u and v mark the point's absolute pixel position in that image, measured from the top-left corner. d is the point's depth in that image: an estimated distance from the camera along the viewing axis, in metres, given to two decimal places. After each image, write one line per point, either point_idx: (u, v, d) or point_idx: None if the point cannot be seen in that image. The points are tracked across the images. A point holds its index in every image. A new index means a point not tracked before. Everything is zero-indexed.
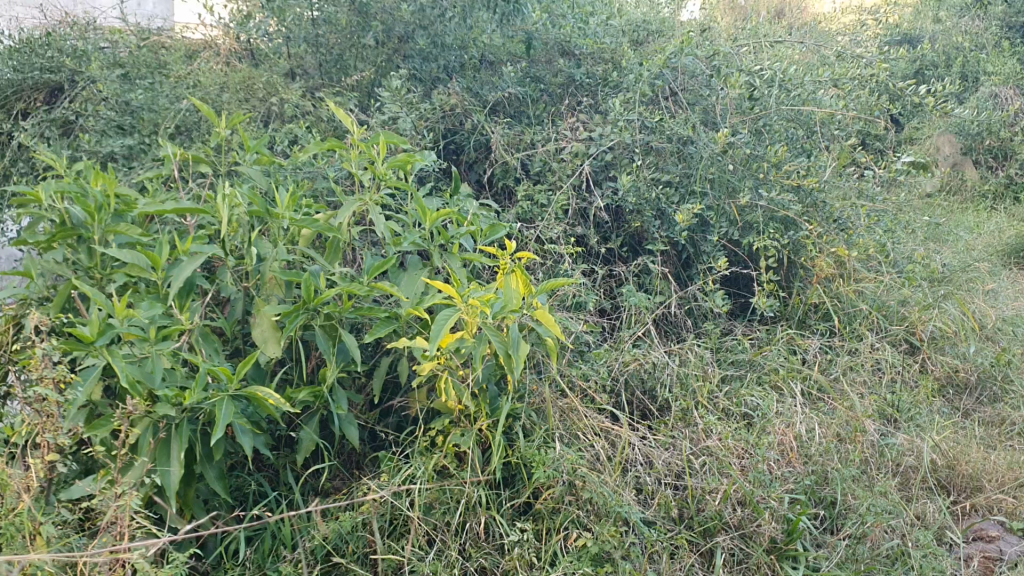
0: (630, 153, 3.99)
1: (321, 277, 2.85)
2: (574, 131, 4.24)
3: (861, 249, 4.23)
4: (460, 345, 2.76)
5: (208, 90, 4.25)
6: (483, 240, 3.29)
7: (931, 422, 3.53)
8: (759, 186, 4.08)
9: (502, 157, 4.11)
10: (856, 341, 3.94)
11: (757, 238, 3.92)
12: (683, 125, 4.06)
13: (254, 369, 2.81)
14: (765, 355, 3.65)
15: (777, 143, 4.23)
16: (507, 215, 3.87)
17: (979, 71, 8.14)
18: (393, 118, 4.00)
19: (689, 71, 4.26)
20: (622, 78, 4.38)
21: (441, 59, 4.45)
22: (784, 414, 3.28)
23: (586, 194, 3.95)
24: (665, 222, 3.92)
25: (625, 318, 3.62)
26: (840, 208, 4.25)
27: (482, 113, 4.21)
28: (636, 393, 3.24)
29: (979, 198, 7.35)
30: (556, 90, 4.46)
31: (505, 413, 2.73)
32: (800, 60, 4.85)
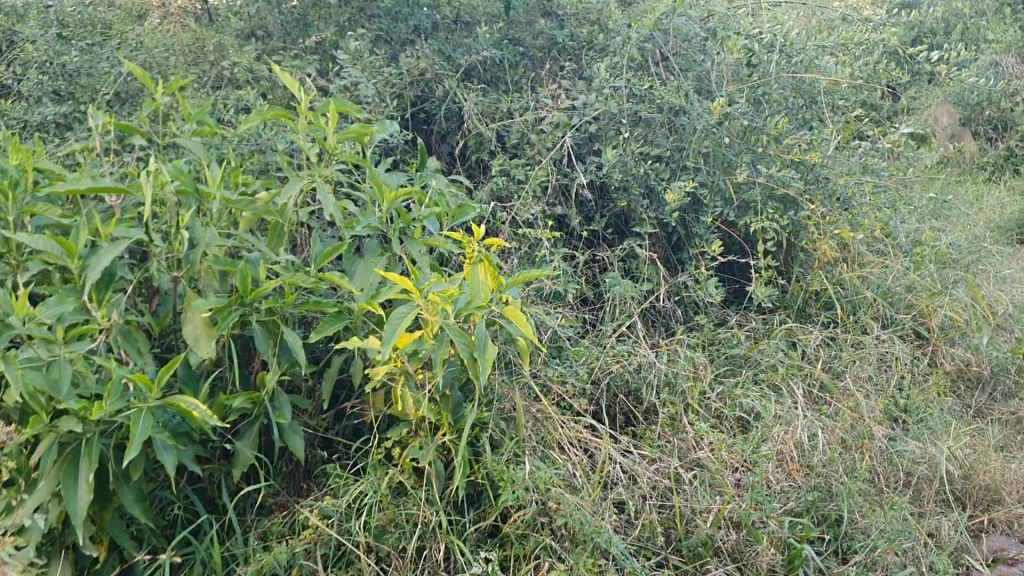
0: (616, 124, 3.65)
1: (260, 267, 2.52)
2: (556, 99, 3.87)
3: (866, 231, 3.88)
4: (419, 347, 2.43)
5: (153, 53, 3.86)
6: (450, 223, 2.94)
7: (943, 424, 3.19)
8: (758, 161, 3.73)
9: (476, 127, 3.74)
10: (860, 332, 3.60)
11: (754, 219, 3.58)
12: (675, 93, 3.70)
13: (184, 371, 2.49)
14: (763, 350, 3.32)
15: (776, 114, 3.87)
16: (481, 193, 3.51)
17: (980, 39, 7.74)
18: (354, 84, 3.65)
19: (683, 35, 3.90)
20: (609, 41, 4.01)
21: (412, 19, 4.10)
22: (784, 417, 2.95)
23: (568, 170, 3.61)
24: (654, 200, 3.56)
25: (609, 309, 3.30)
26: (844, 185, 3.91)
27: (454, 79, 3.85)
28: (620, 396, 2.90)
29: (978, 170, 6.98)
30: (537, 54, 4.08)
31: (469, 425, 2.39)
32: (800, 24, 4.49)
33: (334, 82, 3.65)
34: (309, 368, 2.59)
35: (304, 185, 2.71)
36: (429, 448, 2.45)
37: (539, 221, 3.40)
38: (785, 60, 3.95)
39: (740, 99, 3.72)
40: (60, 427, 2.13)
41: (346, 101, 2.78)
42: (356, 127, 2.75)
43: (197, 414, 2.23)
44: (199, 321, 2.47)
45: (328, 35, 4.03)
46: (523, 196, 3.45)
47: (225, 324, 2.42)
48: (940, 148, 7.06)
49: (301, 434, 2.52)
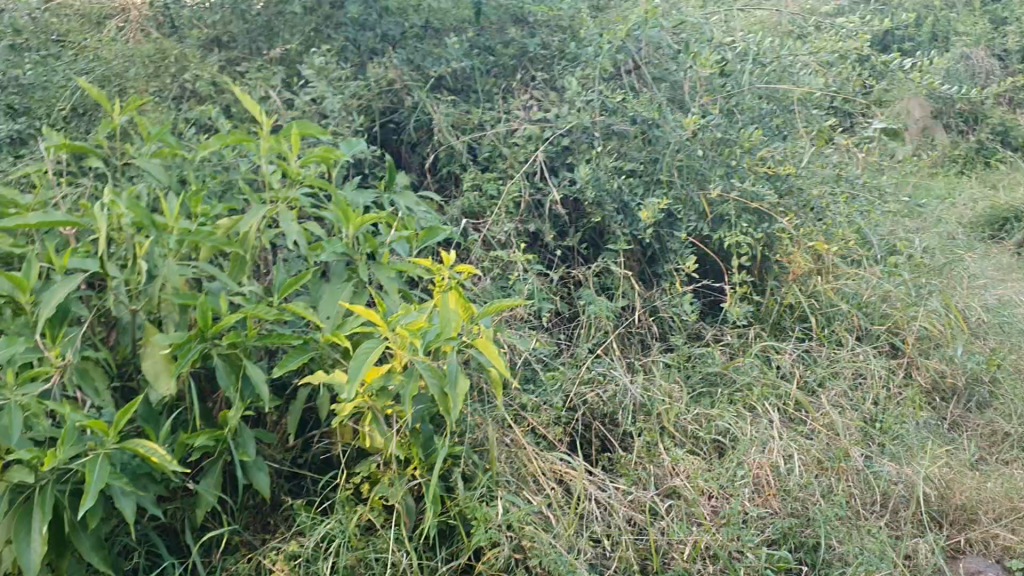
0: (589, 137, 3.60)
1: (222, 301, 2.47)
2: (527, 110, 3.81)
3: (841, 241, 3.82)
4: (387, 381, 2.38)
5: (112, 64, 3.75)
6: (419, 245, 2.88)
7: (918, 441, 3.17)
8: (731, 174, 3.69)
9: (446, 140, 3.67)
10: (835, 346, 3.58)
11: (728, 233, 3.55)
12: (647, 106, 3.66)
13: (144, 408, 2.47)
14: (738, 367, 3.26)
15: (749, 125, 3.82)
16: (451, 210, 3.45)
17: (950, 31, 7.67)
18: (319, 99, 3.58)
19: (655, 44, 3.85)
20: (580, 50, 3.95)
21: (380, 28, 4.02)
22: (760, 439, 2.90)
23: (540, 184, 3.56)
24: (628, 217, 3.54)
25: (583, 329, 3.25)
26: (818, 195, 3.87)
27: (423, 90, 3.77)
28: (595, 422, 2.84)
29: (950, 164, 6.97)
30: (508, 63, 4.01)
31: (439, 462, 2.35)
32: (773, 30, 4.44)
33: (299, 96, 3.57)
34: (274, 401, 2.55)
35: (267, 212, 2.66)
36: (399, 484, 2.40)
37: (512, 241, 3.37)
38: (757, 70, 3.95)
39: (713, 111, 3.70)
40: (11, 478, 2.10)
41: (309, 125, 2.72)
42: (320, 151, 2.70)
43: (155, 458, 2.21)
44: (159, 357, 2.42)
45: (294, 45, 3.93)
46: (495, 213, 3.40)
47: (186, 360, 2.37)
48: (912, 141, 7.04)
49: (266, 470, 2.48)
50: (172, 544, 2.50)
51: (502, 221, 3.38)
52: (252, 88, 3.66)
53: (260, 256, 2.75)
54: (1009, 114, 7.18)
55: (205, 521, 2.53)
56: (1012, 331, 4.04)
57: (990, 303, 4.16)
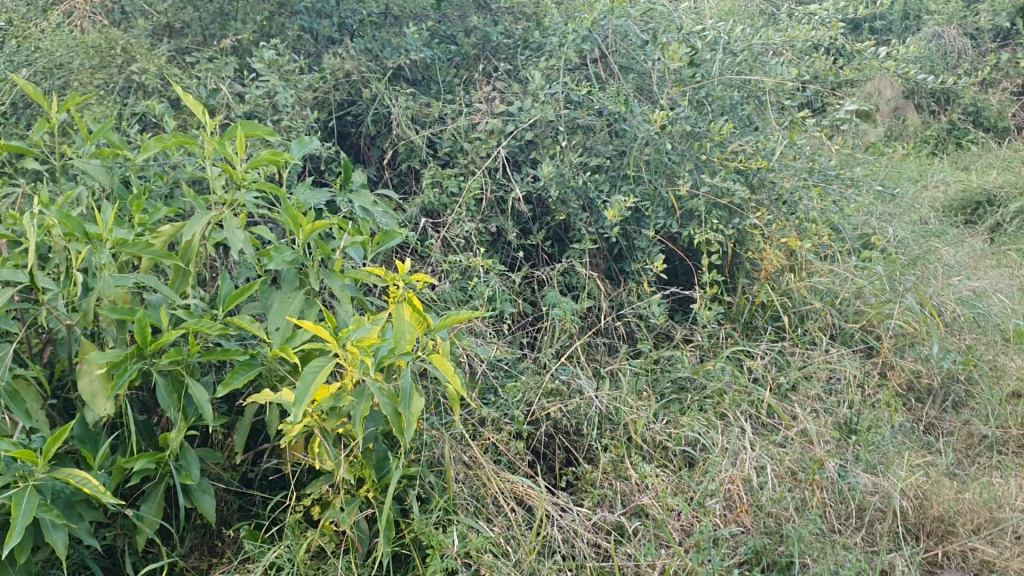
0: (554, 131, 3.48)
1: (161, 315, 2.32)
2: (490, 102, 3.68)
3: (815, 236, 3.73)
4: (338, 401, 2.25)
5: (54, 56, 3.56)
6: (374, 251, 2.74)
7: (892, 448, 3.09)
8: (701, 168, 3.58)
9: (405, 134, 3.53)
10: (808, 346, 3.51)
11: (698, 231, 3.44)
12: (614, 98, 3.54)
13: (81, 428, 2.33)
14: (709, 370, 3.19)
15: (720, 116, 3.70)
16: (411, 208, 3.32)
17: (921, 9, 7.61)
18: (270, 93, 3.41)
19: (621, 34, 3.73)
20: (545, 40, 3.81)
21: (337, 17, 3.87)
22: (731, 449, 2.82)
23: (504, 181, 3.44)
24: (594, 214, 3.43)
25: (548, 332, 3.14)
26: (790, 189, 3.76)
27: (382, 82, 3.63)
28: (559, 434, 2.75)
29: (922, 145, 6.87)
30: (471, 53, 3.87)
31: (392, 486, 2.23)
32: (743, 15, 4.31)
33: (249, 89, 3.41)
34: (220, 420, 2.41)
35: (212, 218, 2.50)
36: (351, 507, 2.28)
37: (474, 242, 3.25)
38: (728, 59, 3.79)
39: (682, 103, 3.57)
40: None
41: (255, 125, 2.57)
42: (266, 153, 2.54)
43: (87, 489, 2.07)
44: (96, 376, 2.27)
45: (246, 33, 3.75)
46: (455, 212, 3.27)
47: (122, 381, 2.23)
48: (884, 122, 6.95)
49: (211, 494, 2.35)
50: (113, 570, 2.37)
51: (463, 220, 3.26)
52: (202, 80, 3.49)
53: (205, 263, 2.60)
54: (980, 95, 7.11)
55: (149, 544, 2.40)
56: (987, 325, 3.96)
57: (965, 295, 4.08)
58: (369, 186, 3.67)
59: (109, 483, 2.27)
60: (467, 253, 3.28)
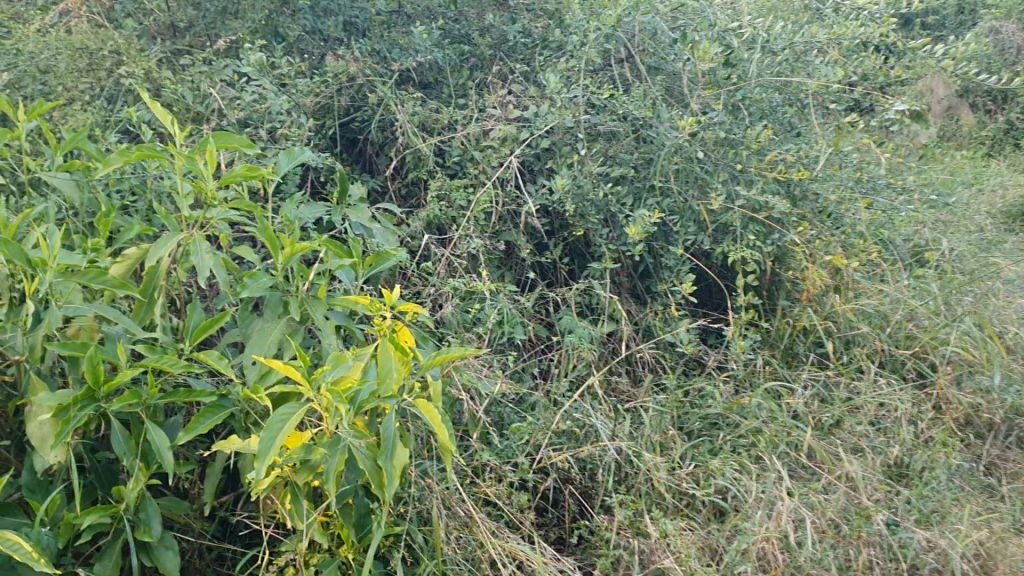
0: (572, 138, 3.19)
1: (118, 352, 2.05)
2: (505, 107, 3.40)
3: (862, 253, 3.40)
4: (311, 453, 1.96)
5: (38, 58, 3.33)
6: (365, 274, 2.46)
7: (949, 495, 2.75)
8: (737, 179, 3.26)
9: (412, 142, 3.28)
10: (854, 376, 3.19)
11: (732, 247, 3.12)
12: (640, 102, 3.23)
13: (29, 476, 2.07)
14: (743, 406, 2.87)
15: (757, 122, 3.38)
16: (415, 223, 3.06)
17: (978, 3, 7.18)
18: (262, 98, 3.16)
19: (649, 32, 3.42)
20: (566, 38, 3.52)
21: (343, 15, 3.62)
22: (766, 498, 2.51)
23: (517, 193, 3.15)
24: (616, 229, 3.13)
25: (560, 360, 2.87)
26: (835, 201, 3.43)
27: (388, 86, 3.37)
28: (570, 484, 2.46)
29: (977, 146, 6.46)
30: (486, 53, 3.59)
31: (370, 551, 1.95)
32: (786, 9, 3.98)
33: (241, 94, 3.17)
34: (186, 467, 2.15)
35: (182, 239, 2.23)
36: (328, 572, 2.01)
37: (483, 261, 2.97)
38: (767, 59, 3.45)
39: (715, 107, 3.26)
40: None
41: (231, 135, 2.28)
42: (241, 168, 2.25)
43: (19, 556, 1.81)
44: (44, 420, 2.01)
45: (244, 34, 3.51)
46: (463, 227, 3.00)
47: (69, 428, 1.96)
48: (936, 122, 6.56)
49: (174, 551, 2.09)
50: None
51: (472, 237, 2.98)
52: (195, 85, 3.26)
53: (177, 287, 2.34)
54: None
55: None
56: None
57: None
58: (375, 198, 3.42)
59: (57, 541, 2.00)
60: (476, 272, 3.01)
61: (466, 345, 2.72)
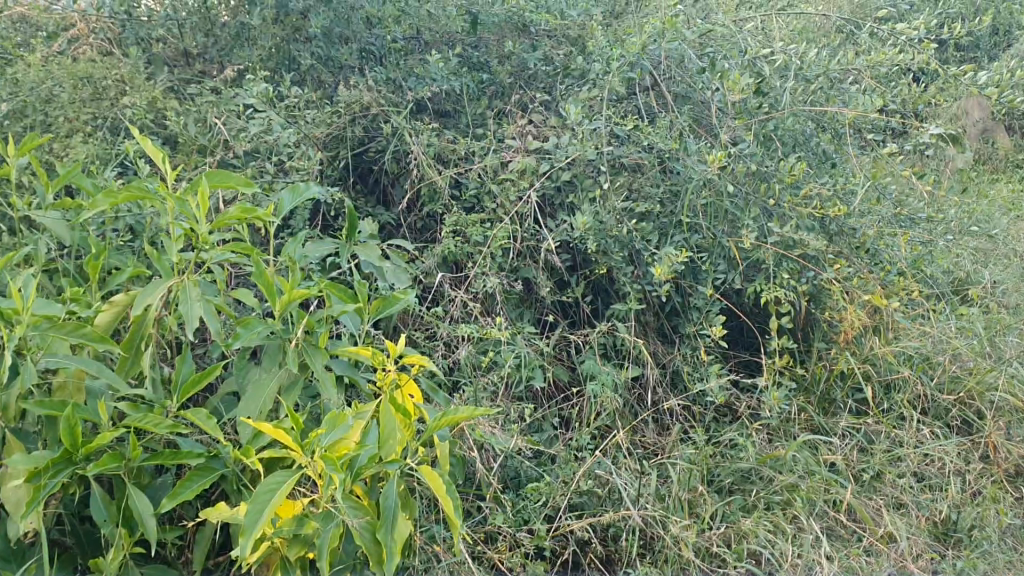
0: (595, 170, 3.02)
1: (99, 411, 1.92)
2: (524, 137, 3.25)
3: (902, 292, 3.21)
4: (304, 525, 1.82)
5: (40, 88, 3.22)
6: (371, 320, 2.30)
7: (1003, 558, 2.54)
8: (769, 214, 3.08)
9: (427, 175, 3.14)
10: (895, 424, 2.99)
11: (765, 287, 2.93)
12: (667, 133, 3.06)
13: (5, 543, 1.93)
14: (777, 460, 2.69)
15: (790, 154, 3.20)
16: (428, 262, 2.90)
17: (1013, 23, 6.97)
18: (269, 129, 3.02)
19: (675, 58, 3.24)
20: (589, 66, 3.35)
21: (358, 42, 3.46)
22: (803, 565, 2.32)
23: (537, 229, 2.99)
24: (641, 268, 2.96)
25: (582, 408, 2.72)
26: (874, 236, 3.23)
27: (402, 116, 3.22)
28: (591, 552, 2.30)
29: (1015, 170, 6.22)
30: (506, 81, 3.47)
31: None
32: (818, 33, 3.82)
33: (248, 125, 3.03)
34: (174, 533, 2.00)
35: (172, 286, 2.10)
36: None
37: (500, 301, 2.81)
38: (800, 87, 3.26)
39: (747, 137, 3.08)
40: None
41: (226, 173, 2.17)
42: (235, 209, 2.12)
43: None
44: (18, 484, 1.88)
45: (253, 62, 3.39)
46: (479, 265, 2.84)
47: (43, 494, 1.83)
48: (971, 145, 6.34)
49: None
50: None
51: (488, 275, 2.83)
52: (201, 115, 3.14)
53: (168, 335, 2.22)
54: None
55: None
56: None
57: None
58: (389, 232, 3.28)
59: None
60: (492, 313, 2.85)
61: (481, 393, 2.55)
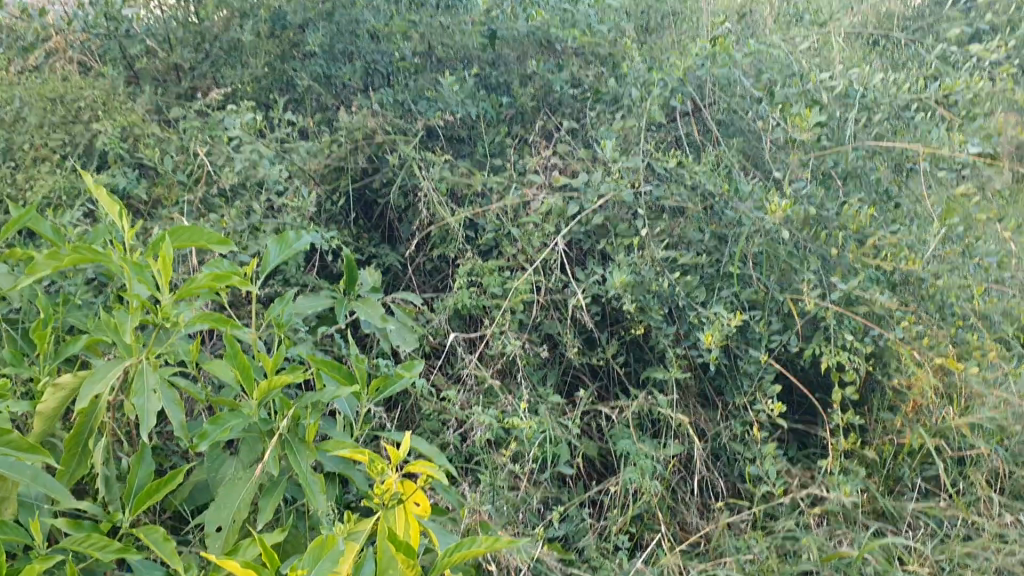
0: (630, 214, 2.64)
1: (29, 531, 1.53)
2: (549, 171, 2.87)
3: (978, 352, 2.81)
4: None
5: (3, 109, 2.86)
6: (370, 404, 1.92)
7: None
8: (829, 263, 2.69)
9: (437, 214, 2.77)
10: (975, 510, 2.58)
11: (826, 351, 2.54)
12: (713, 171, 2.68)
13: None
14: (844, 560, 2.28)
15: (852, 195, 2.81)
16: (438, 318, 2.53)
17: None
18: (257, 162, 2.66)
19: (722, 84, 2.85)
20: (622, 89, 2.95)
21: (363, 60, 3.09)
22: None
23: (566, 281, 2.62)
24: (684, 326, 2.58)
25: (615, 497, 2.33)
26: (946, 288, 2.84)
27: (410, 147, 2.85)
28: None
29: None
30: (529, 106, 3.11)
31: None
32: (876, 57, 3.44)
33: (233, 157, 2.67)
34: None
35: (128, 368, 1.71)
36: None
37: (521, 366, 2.45)
38: (864, 119, 2.87)
39: (805, 176, 2.69)
40: None
41: (196, 231, 1.80)
42: (207, 275, 1.73)
43: None
44: None
45: (245, 84, 3.03)
46: (497, 323, 2.47)
47: None
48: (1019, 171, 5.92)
49: None
50: None
51: (506, 335, 2.46)
52: (182, 144, 2.77)
53: (126, 420, 1.86)
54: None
55: None
56: None
57: None
58: (395, 276, 2.92)
59: None
60: (513, 379, 2.47)
61: (499, 481, 2.17)
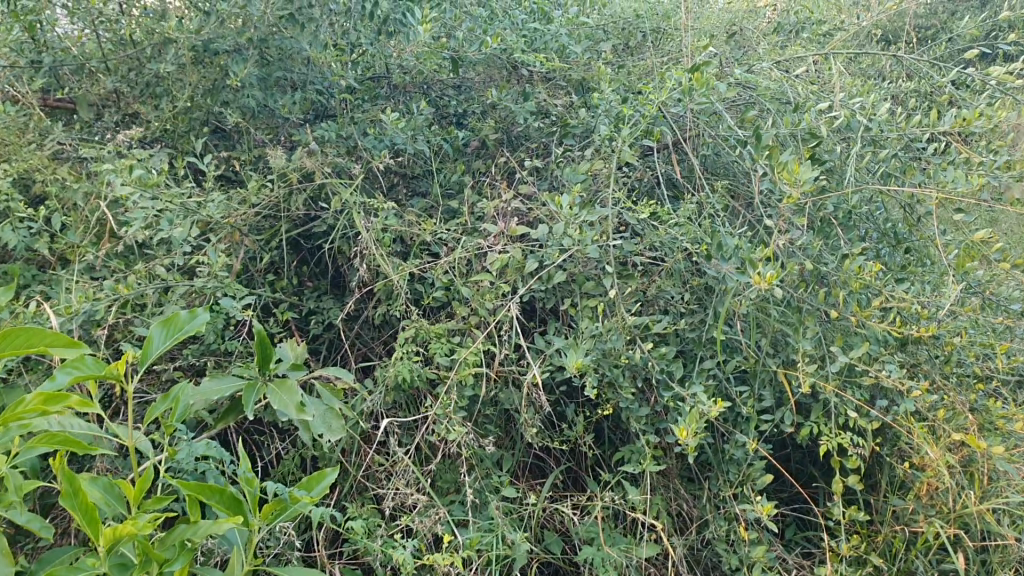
0: (596, 272, 2.29)
1: None
2: (508, 218, 2.51)
3: (1002, 422, 2.43)
4: None
5: None
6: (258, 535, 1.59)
7: None
8: (828, 325, 2.33)
9: (379, 270, 2.41)
10: None
11: (826, 431, 2.17)
12: (693, 221, 2.32)
13: None
14: None
15: (855, 243, 2.46)
16: (374, 397, 2.18)
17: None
18: (168, 215, 2.32)
19: (705, 117, 2.50)
20: (593, 122, 2.59)
21: (303, 91, 2.75)
22: None
23: (523, 348, 2.26)
24: (658, 404, 2.22)
25: None
26: (965, 349, 2.47)
27: (349, 190, 2.49)
28: None
29: None
30: (490, 139, 2.75)
31: None
32: (887, 79, 3.07)
33: (142, 210, 2.33)
34: None
35: None
36: None
37: (466, 455, 2.10)
38: (868, 158, 2.51)
39: (799, 224, 2.33)
40: None
41: (34, 334, 1.51)
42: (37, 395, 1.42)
43: None
44: None
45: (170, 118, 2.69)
46: (441, 403, 2.11)
47: None
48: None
49: None
50: None
51: (450, 419, 2.10)
52: (89, 192, 2.44)
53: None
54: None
55: None
56: None
57: None
58: (340, 334, 2.58)
59: None
60: (458, 469, 2.12)
61: None
